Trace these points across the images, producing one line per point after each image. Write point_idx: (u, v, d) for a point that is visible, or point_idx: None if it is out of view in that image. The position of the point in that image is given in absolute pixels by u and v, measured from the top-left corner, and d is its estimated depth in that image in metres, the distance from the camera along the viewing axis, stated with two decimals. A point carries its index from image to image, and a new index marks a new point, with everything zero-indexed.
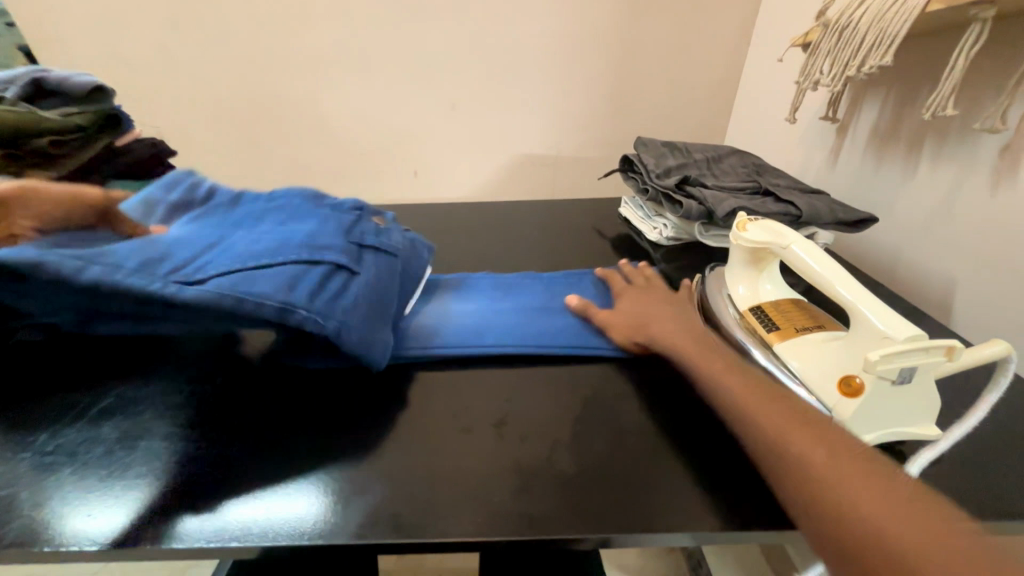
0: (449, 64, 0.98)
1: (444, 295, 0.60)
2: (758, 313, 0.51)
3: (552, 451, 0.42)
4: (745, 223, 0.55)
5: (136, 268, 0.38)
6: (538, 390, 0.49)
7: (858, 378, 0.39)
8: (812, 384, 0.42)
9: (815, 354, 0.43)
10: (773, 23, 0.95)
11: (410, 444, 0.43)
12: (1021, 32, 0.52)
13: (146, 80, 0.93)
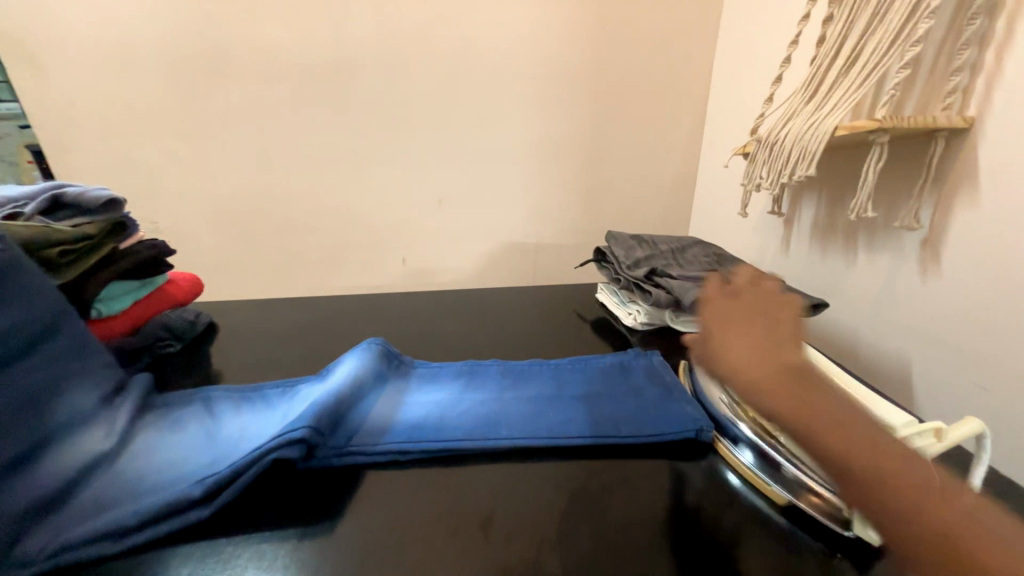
0: (438, 167, 1.09)
1: (446, 387, 0.63)
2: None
3: (546, 548, 0.42)
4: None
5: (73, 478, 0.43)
6: (526, 481, 0.50)
7: None
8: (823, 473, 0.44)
9: None
10: (719, 134, 1.11)
11: (399, 544, 0.42)
12: (915, 152, 0.63)
13: (152, 184, 1.00)
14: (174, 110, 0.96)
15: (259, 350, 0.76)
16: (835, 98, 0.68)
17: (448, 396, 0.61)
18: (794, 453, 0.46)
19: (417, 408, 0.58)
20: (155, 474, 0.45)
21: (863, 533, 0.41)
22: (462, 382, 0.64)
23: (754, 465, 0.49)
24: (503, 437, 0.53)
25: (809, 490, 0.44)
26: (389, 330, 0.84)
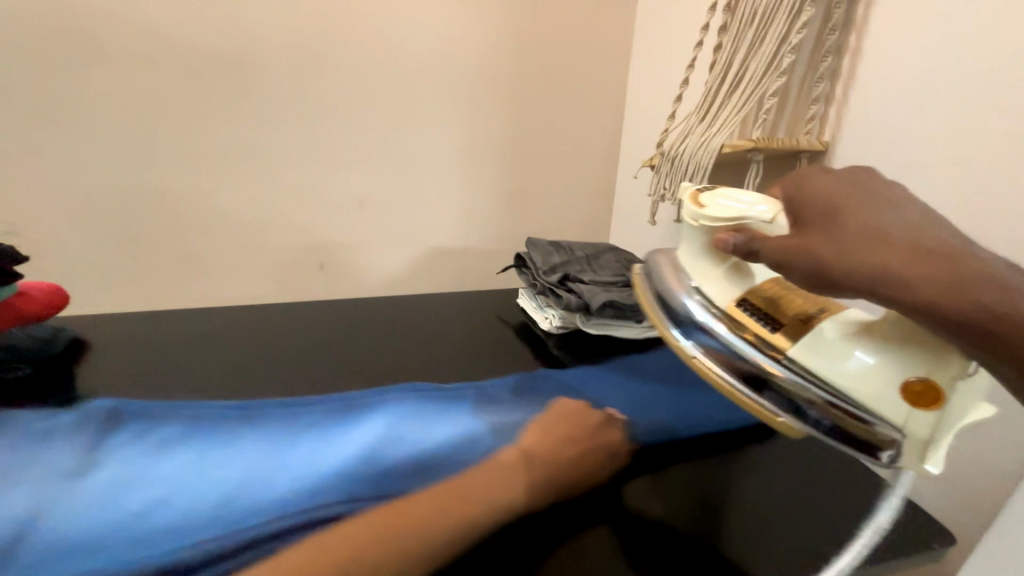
0: (356, 169, 1.04)
1: (419, 415, 0.56)
2: (744, 308, 0.49)
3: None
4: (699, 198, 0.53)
5: None
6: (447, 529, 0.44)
7: (911, 384, 0.40)
8: (862, 398, 0.41)
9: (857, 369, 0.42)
10: (632, 146, 1.19)
11: None
12: (785, 169, 0.72)
13: (5, 177, 0.84)
14: (36, 93, 0.82)
15: (140, 370, 0.67)
16: (722, 118, 0.75)
17: (364, 431, 0.52)
18: (829, 383, 0.43)
19: (380, 446, 0.50)
20: None
21: (915, 465, 0.40)
22: (380, 412, 0.56)
23: (736, 381, 0.47)
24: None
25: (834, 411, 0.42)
26: (299, 341, 0.78)
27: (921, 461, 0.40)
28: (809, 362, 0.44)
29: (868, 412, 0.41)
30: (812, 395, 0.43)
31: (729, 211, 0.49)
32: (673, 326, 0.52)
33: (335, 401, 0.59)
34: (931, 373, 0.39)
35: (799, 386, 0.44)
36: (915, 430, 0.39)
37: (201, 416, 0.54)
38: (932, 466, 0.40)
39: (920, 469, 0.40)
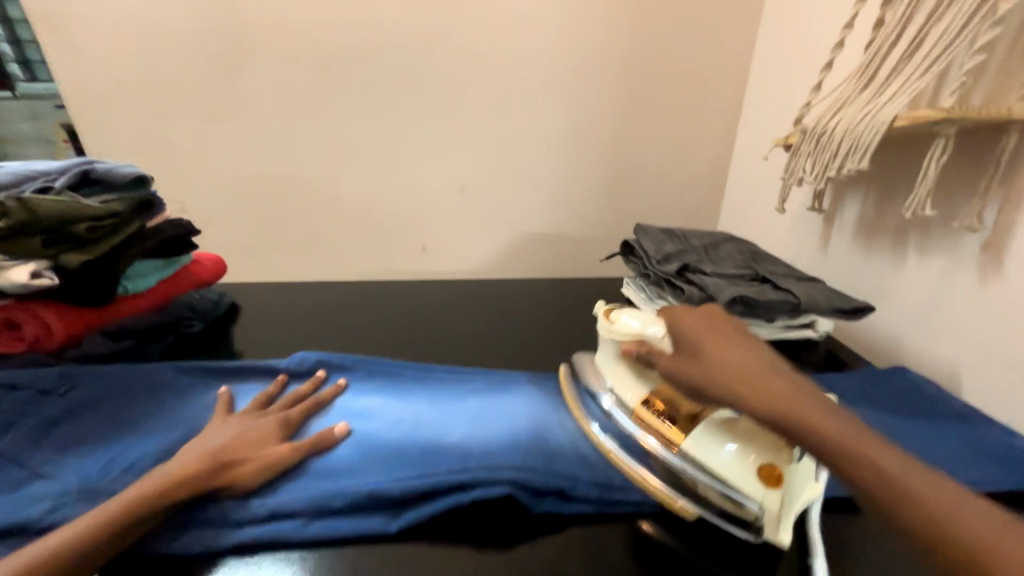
0: (460, 154, 1.07)
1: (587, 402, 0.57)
2: (648, 407, 0.49)
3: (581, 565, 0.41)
4: (609, 315, 0.56)
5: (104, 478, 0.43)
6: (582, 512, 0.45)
7: (766, 467, 0.43)
8: (732, 479, 0.43)
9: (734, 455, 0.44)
10: (756, 125, 1.05)
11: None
12: (983, 146, 0.58)
13: (185, 164, 1.00)
14: (204, 91, 0.96)
15: (279, 335, 0.76)
16: (894, 86, 0.63)
17: (501, 409, 0.54)
18: (708, 467, 0.44)
19: (543, 425, 0.51)
20: None
21: (773, 537, 0.41)
22: (511, 396, 0.58)
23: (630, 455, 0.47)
24: (617, 492, 0.45)
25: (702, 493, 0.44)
26: (407, 319, 0.82)
27: (777, 533, 0.41)
28: (692, 448, 0.45)
29: (737, 492, 0.42)
30: (702, 483, 0.44)
31: (632, 327, 0.53)
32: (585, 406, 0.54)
33: (498, 380, 0.62)
34: (774, 459, 0.43)
35: (690, 472, 0.44)
36: (771, 506, 0.42)
37: (388, 376, 0.61)
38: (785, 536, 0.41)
39: (777, 541, 0.41)
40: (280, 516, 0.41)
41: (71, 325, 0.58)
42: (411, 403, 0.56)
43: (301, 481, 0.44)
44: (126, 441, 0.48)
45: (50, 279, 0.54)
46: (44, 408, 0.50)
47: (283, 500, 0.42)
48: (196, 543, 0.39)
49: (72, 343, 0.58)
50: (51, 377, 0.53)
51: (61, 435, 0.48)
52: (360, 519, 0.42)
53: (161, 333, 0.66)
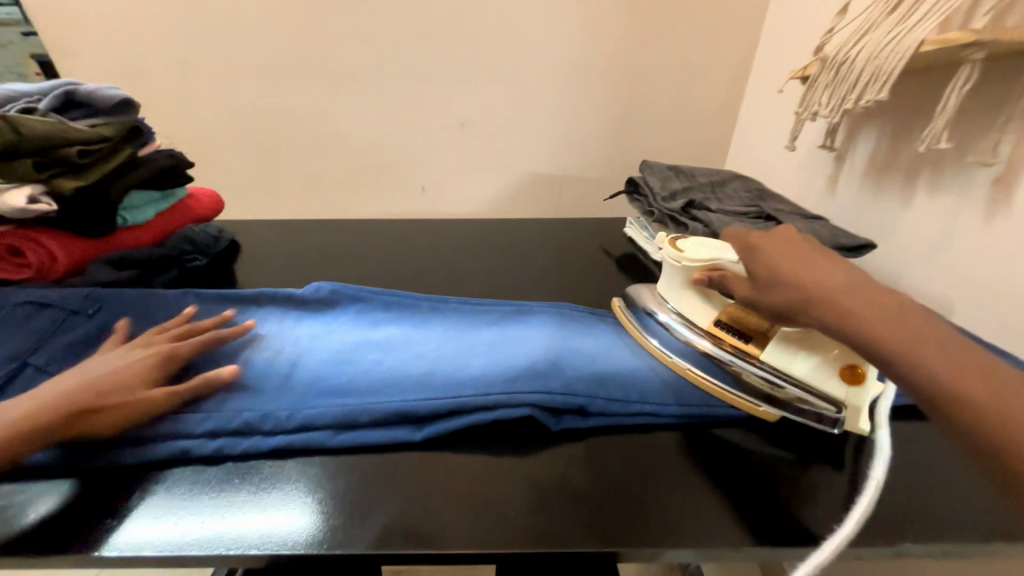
0: (459, 85, 1.01)
1: (601, 332, 0.59)
2: (721, 326, 0.51)
3: (574, 464, 0.44)
4: (676, 243, 0.57)
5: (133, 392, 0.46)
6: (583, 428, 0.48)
7: (846, 367, 0.44)
8: (808, 381, 0.45)
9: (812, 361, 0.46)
10: (774, 55, 0.99)
11: (449, 483, 0.42)
12: (1011, 73, 0.55)
13: (170, 95, 0.96)
14: (183, 13, 0.89)
15: (282, 272, 0.76)
16: (925, 8, 0.59)
17: (513, 339, 0.56)
18: (786, 372, 0.46)
19: (554, 351, 0.53)
20: (225, 394, 0.46)
21: (855, 426, 0.44)
22: (524, 326, 0.60)
23: (703, 370, 0.50)
24: (627, 417, 0.48)
25: (784, 395, 0.46)
26: (409, 257, 0.82)
27: (859, 423, 0.44)
28: (771, 357, 0.47)
29: (816, 391, 0.45)
30: (784, 389, 0.46)
31: (704, 253, 0.54)
32: (649, 331, 0.56)
33: (512, 309, 0.63)
34: (849, 359, 0.45)
35: (769, 378, 0.47)
36: (854, 402, 0.44)
37: (403, 306, 0.62)
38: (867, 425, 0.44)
39: (858, 429, 0.44)
40: (311, 427, 0.44)
41: (72, 255, 0.57)
42: (428, 332, 0.58)
43: (325, 399, 0.46)
44: (158, 356, 0.50)
45: (48, 206, 0.52)
46: (74, 326, 0.51)
47: (313, 413, 0.45)
48: (237, 447, 0.43)
49: (76, 272, 0.59)
50: (77, 298, 0.54)
51: (92, 351, 0.49)
52: (385, 429, 0.45)
53: (163, 266, 0.66)
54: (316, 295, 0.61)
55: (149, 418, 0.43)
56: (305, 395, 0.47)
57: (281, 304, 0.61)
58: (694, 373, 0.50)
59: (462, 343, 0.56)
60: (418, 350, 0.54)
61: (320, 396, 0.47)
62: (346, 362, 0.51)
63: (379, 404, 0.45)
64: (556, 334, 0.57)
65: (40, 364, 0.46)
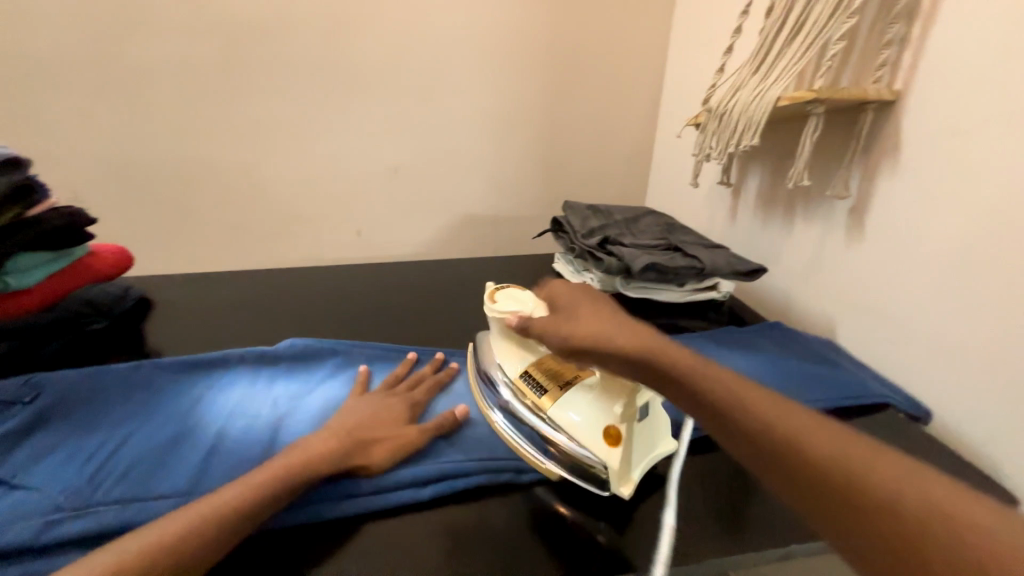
0: (389, 134, 1.04)
1: None
2: (526, 378, 0.48)
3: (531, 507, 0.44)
4: (493, 292, 0.54)
5: (90, 481, 0.41)
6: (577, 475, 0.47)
7: (613, 429, 0.43)
8: (586, 441, 0.43)
9: (584, 418, 0.45)
10: (674, 106, 1.12)
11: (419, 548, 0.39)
12: (848, 122, 0.66)
13: (72, 146, 0.89)
14: (91, 65, 0.86)
15: (197, 329, 0.72)
16: (778, 68, 0.69)
17: None
18: (572, 432, 0.44)
19: None
20: (207, 475, 0.42)
21: (617, 489, 0.42)
22: None
23: (519, 436, 0.47)
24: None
25: (558, 450, 0.45)
26: (339, 305, 0.81)
27: (621, 486, 0.42)
28: (559, 414, 0.45)
29: (587, 451, 0.43)
30: (578, 452, 0.44)
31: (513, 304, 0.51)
32: (483, 390, 0.51)
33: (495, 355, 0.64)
34: (612, 421, 0.43)
35: (558, 438, 0.45)
36: (613, 464, 0.42)
37: (384, 358, 0.61)
38: (627, 489, 0.42)
39: (619, 492, 0.42)
40: (316, 500, 0.41)
41: None
42: (417, 381, 0.56)
43: (329, 470, 0.43)
44: (112, 442, 0.45)
45: None
46: (9, 419, 0.46)
47: (317, 486, 0.42)
48: None
49: None
50: (16, 386, 0.50)
51: (32, 442, 0.45)
52: (393, 492, 0.43)
53: (50, 335, 0.60)
54: (292, 354, 0.59)
55: (111, 515, 0.39)
56: None
57: (253, 364, 0.58)
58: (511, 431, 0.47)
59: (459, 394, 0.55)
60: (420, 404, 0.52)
61: None
62: None
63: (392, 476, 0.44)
64: None
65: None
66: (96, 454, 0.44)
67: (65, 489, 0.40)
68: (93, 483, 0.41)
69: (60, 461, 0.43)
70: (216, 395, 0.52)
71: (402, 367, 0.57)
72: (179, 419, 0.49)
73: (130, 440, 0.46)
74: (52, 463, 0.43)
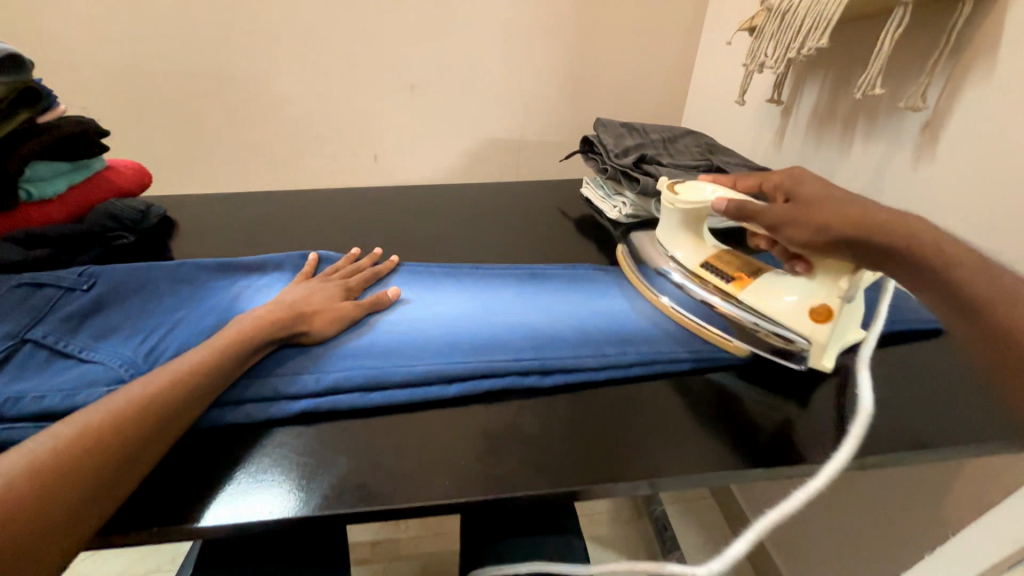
0: (405, 44, 0.95)
1: (604, 278, 0.56)
2: (708, 267, 0.47)
3: (577, 410, 0.40)
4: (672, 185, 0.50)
5: (143, 359, 0.40)
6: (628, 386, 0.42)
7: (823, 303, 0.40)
8: (786, 321, 0.40)
9: (787, 297, 0.41)
10: (723, 11, 0.99)
11: (449, 447, 0.36)
12: (940, 17, 0.57)
13: (75, 54, 0.85)
14: None
15: (220, 246, 0.71)
16: None
17: (560, 295, 0.52)
18: (764, 311, 0.42)
19: (613, 309, 0.49)
20: None
21: (817, 363, 0.40)
22: (568, 281, 0.55)
23: (696, 316, 0.45)
24: (633, 367, 0.42)
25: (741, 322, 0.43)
26: (360, 228, 0.78)
27: (822, 359, 0.40)
28: (749, 296, 0.43)
29: (785, 329, 0.41)
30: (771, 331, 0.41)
31: (696, 195, 0.48)
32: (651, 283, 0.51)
33: (526, 272, 0.57)
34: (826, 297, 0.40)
35: (747, 318, 0.43)
36: (819, 337, 0.39)
37: (416, 272, 0.56)
38: (830, 362, 0.40)
39: (820, 366, 0.40)
40: (339, 389, 0.39)
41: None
42: (453, 290, 0.53)
43: (353, 360, 0.41)
44: (161, 328, 0.44)
45: None
46: (70, 301, 0.45)
47: (338, 375, 0.39)
48: (261, 412, 0.37)
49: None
50: (72, 275, 0.48)
51: (94, 322, 0.44)
52: (421, 386, 0.40)
53: (84, 244, 0.60)
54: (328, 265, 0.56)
55: None
56: (326, 359, 0.41)
57: (291, 270, 0.55)
58: (678, 313, 0.47)
59: (497, 300, 0.51)
60: (451, 309, 0.49)
61: (342, 356, 0.42)
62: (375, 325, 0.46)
63: (417, 367, 0.40)
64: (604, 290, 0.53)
65: (41, 339, 0.41)
66: (149, 336, 0.43)
67: (121, 364, 0.40)
68: (142, 362, 0.40)
69: (115, 341, 0.42)
70: (256, 296, 0.50)
71: (345, 260, 0.55)
72: (222, 313, 0.47)
73: (179, 328, 0.45)
74: (113, 341, 0.42)
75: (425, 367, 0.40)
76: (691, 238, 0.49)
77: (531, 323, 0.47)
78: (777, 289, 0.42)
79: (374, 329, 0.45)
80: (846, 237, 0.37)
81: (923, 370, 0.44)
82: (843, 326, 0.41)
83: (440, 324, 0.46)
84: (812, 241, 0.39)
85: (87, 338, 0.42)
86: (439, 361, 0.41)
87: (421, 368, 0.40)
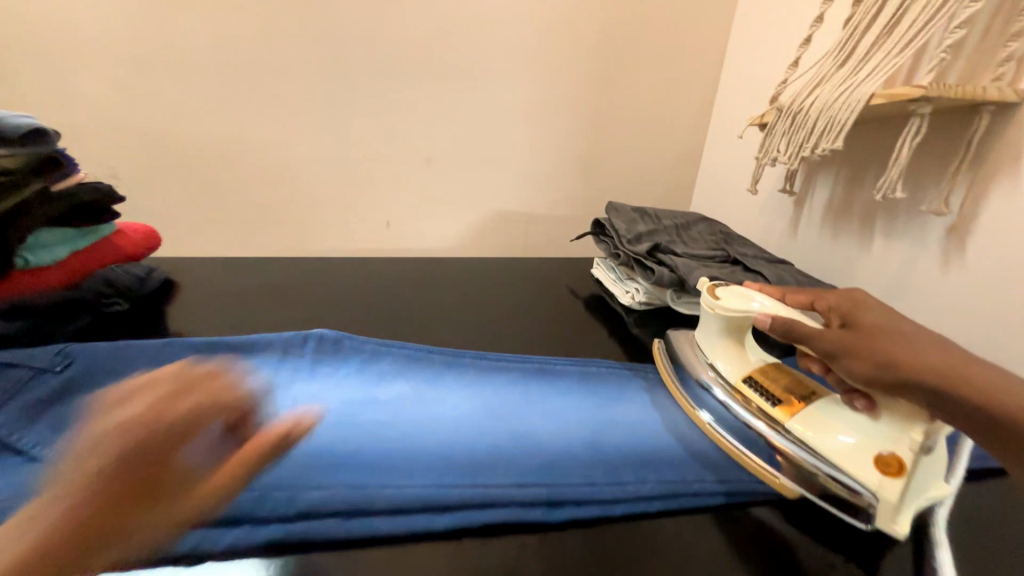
0: (425, 123, 0.99)
1: (615, 380, 0.52)
2: (751, 382, 0.42)
3: (593, 553, 0.33)
4: (713, 288, 0.47)
5: None
6: (648, 521, 0.36)
7: (890, 453, 0.33)
8: (840, 461, 0.35)
9: (843, 439, 0.36)
10: (730, 106, 1.04)
11: None
12: (956, 127, 0.57)
13: (108, 120, 0.88)
14: (131, 37, 0.84)
15: (215, 315, 0.68)
16: (872, 64, 0.61)
17: (569, 398, 0.48)
18: (815, 447, 0.36)
19: (628, 423, 0.45)
20: None
21: (886, 527, 0.33)
22: (577, 381, 0.51)
23: (730, 434, 0.41)
24: (654, 500, 0.37)
25: (779, 452, 0.38)
26: (362, 299, 0.76)
27: (893, 523, 0.33)
28: (798, 426, 0.38)
29: (843, 474, 0.34)
30: (821, 471, 0.36)
31: (737, 303, 0.44)
32: (684, 388, 0.47)
33: (533, 366, 0.53)
34: (895, 447, 0.33)
35: (791, 449, 0.37)
36: (888, 497, 0.32)
37: (414, 358, 0.53)
38: (904, 529, 0.32)
39: (891, 531, 0.33)
40: (313, 515, 0.34)
41: None
42: (451, 386, 0.49)
43: (335, 476, 0.36)
44: None
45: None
46: (38, 384, 0.42)
47: (316, 495, 0.34)
48: (218, 541, 0.32)
49: None
50: (47, 353, 0.45)
51: (57, 411, 0.40)
52: (409, 514, 0.34)
53: (72, 312, 0.57)
54: (323, 348, 0.53)
55: None
56: (305, 472, 0.36)
57: (281, 352, 0.52)
58: (714, 431, 0.42)
59: (501, 402, 0.47)
60: (448, 410, 0.45)
61: (326, 469, 0.37)
62: (365, 430, 0.41)
63: (406, 489, 0.35)
64: (615, 395, 0.49)
65: None
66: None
67: None
68: None
69: (75, 437, 0.38)
70: None
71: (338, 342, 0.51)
72: None
73: None
74: (73, 437, 0.38)
75: (416, 490, 0.35)
76: (733, 344, 0.46)
77: (536, 434, 0.42)
78: (832, 429, 0.37)
79: (362, 435, 0.41)
80: (918, 379, 0.33)
81: (990, 518, 0.38)
82: (921, 486, 0.34)
83: (436, 432, 0.42)
84: (875, 379, 0.35)
85: (44, 431, 0.38)
86: (433, 483, 0.36)
87: (413, 490, 0.35)
